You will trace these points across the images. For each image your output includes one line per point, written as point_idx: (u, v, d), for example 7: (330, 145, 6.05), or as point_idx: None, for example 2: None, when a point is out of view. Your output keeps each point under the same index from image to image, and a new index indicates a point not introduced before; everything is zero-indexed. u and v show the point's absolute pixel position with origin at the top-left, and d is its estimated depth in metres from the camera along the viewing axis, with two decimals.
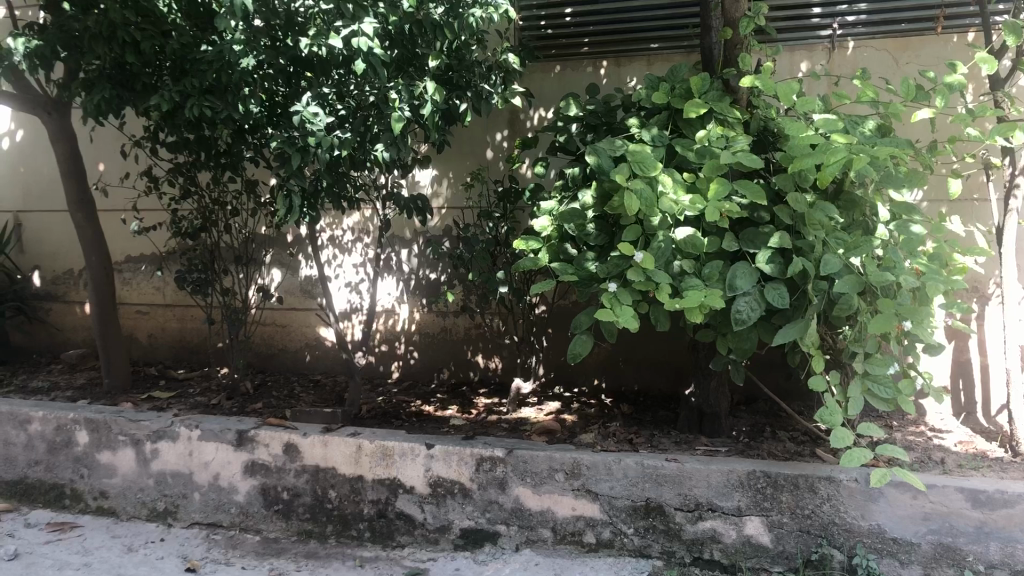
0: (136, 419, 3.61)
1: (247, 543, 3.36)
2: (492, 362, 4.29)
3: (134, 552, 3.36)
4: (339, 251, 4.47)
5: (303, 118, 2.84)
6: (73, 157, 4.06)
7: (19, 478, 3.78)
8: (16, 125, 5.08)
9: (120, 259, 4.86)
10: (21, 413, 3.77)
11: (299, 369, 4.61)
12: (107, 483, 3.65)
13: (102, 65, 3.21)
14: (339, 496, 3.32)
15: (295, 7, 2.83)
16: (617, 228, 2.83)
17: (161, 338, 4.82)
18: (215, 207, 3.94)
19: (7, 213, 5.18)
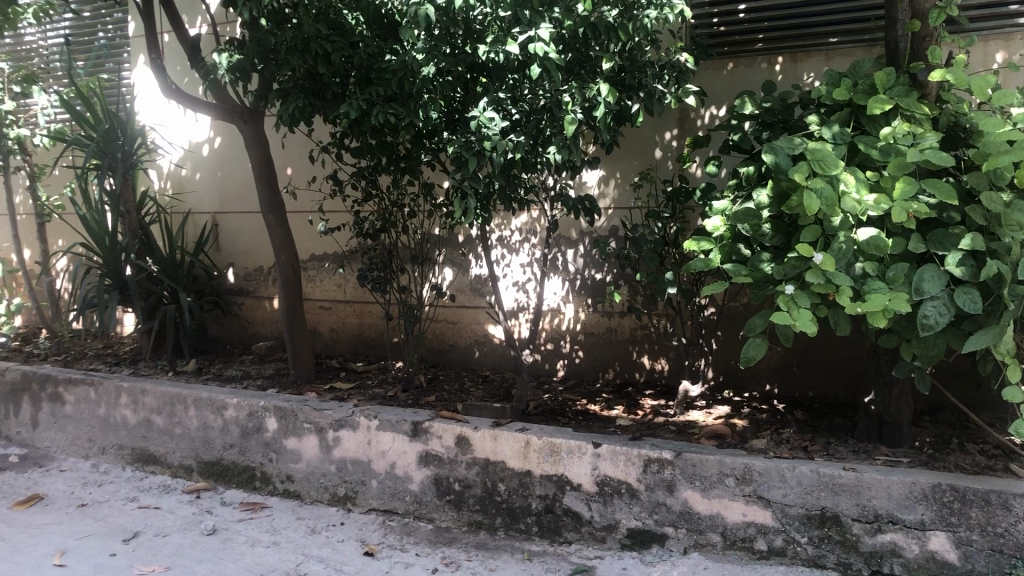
0: (321, 409, 3.84)
1: (421, 531, 3.51)
2: (659, 363, 4.26)
3: (318, 533, 3.57)
4: (508, 251, 4.57)
5: (480, 122, 2.97)
6: (266, 161, 4.34)
7: (217, 459, 4.10)
8: (215, 133, 5.49)
9: (305, 258, 5.15)
10: (218, 399, 4.08)
11: (469, 365, 4.75)
12: (293, 468, 3.89)
13: (296, 76, 3.44)
14: (508, 489, 3.40)
15: (473, 16, 2.96)
16: (795, 228, 2.76)
17: (342, 332, 5.09)
18: (394, 208, 4.11)
19: (206, 214, 5.61)
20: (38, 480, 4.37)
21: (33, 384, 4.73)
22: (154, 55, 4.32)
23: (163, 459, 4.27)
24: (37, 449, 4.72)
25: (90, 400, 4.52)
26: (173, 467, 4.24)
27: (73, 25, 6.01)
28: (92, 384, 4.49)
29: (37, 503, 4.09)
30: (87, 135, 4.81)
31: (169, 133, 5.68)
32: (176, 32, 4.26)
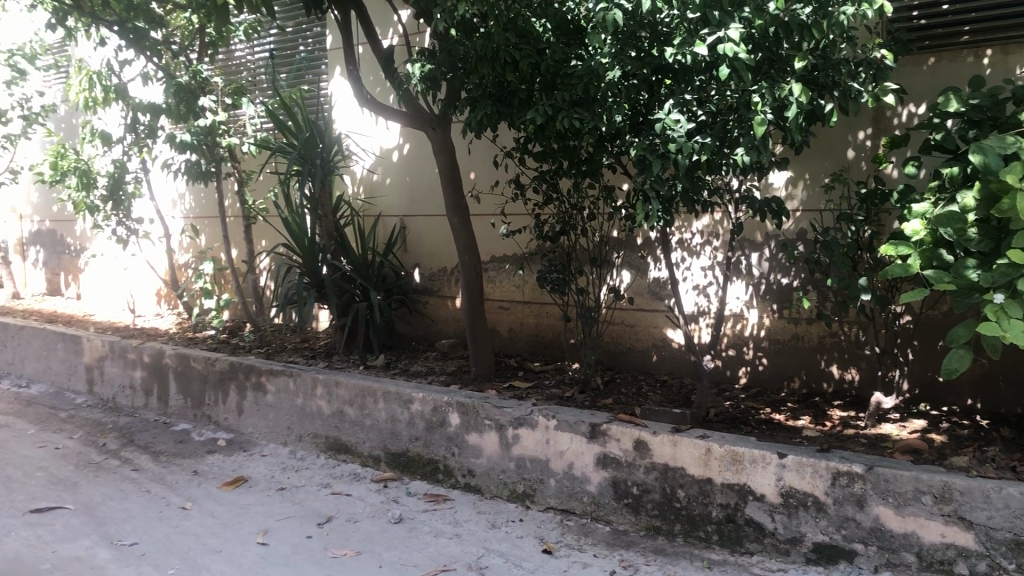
0: (501, 406, 3.94)
1: (599, 532, 3.53)
2: (848, 372, 4.09)
3: (498, 528, 3.67)
4: (688, 254, 4.51)
5: (665, 125, 2.99)
6: (452, 166, 4.49)
7: (403, 451, 4.29)
8: (404, 139, 5.74)
9: (486, 259, 5.28)
10: (404, 393, 4.26)
11: (646, 368, 4.72)
12: (475, 463, 4.01)
13: (485, 84, 3.57)
14: (687, 496, 3.37)
15: (660, 18, 2.99)
16: (1005, 232, 2.57)
17: (520, 331, 5.18)
18: (574, 211, 4.14)
19: (394, 216, 5.87)
20: (243, 463, 4.72)
21: (239, 374, 5.11)
22: (351, 66, 4.59)
23: (353, 449, 4.51)
24: (242, 435, 5.10)
25: (289, 390, 4.83)
26: (362, 456, 4.47)
27: (277, 40, 6.44)
28: (291, 375, 4.80)
29: (242, 484, 4.43)
30: (290, 143, 5.17)
31: (362, 140, 5.99)
32: (371, 45, 4.52)
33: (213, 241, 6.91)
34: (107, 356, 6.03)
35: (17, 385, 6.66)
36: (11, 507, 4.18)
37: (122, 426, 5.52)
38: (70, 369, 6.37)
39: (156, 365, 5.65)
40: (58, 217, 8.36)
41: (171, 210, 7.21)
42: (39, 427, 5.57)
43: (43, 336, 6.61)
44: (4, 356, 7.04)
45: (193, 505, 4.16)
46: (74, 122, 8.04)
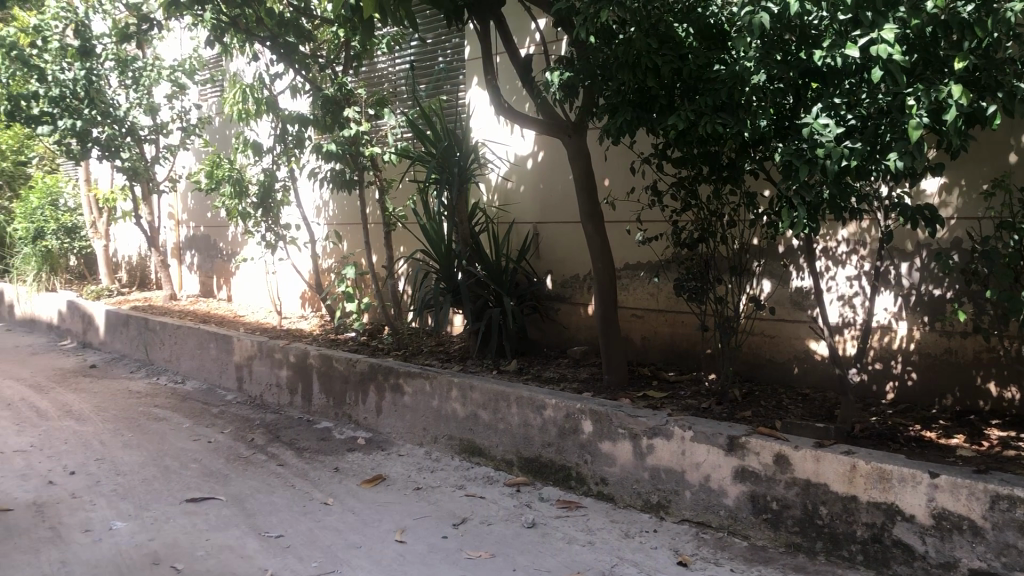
0: (636, 415, 3.90)
1: (736, 547, 3.46)
2: (1008, 391, 3.85)
3: (632, 538, 3.64)
4: (833, 263, 4.36)
5: (812, 129, 2.93)
6: (588, 173, 4.49)
7: (536, 456, 4.31)
8: (539, 147, 5.78)
9: (621, 266, 5.25)
10: (538, 399, 4.28)
11: (786, 381, 4.58)
12: (608, 471, 3.99)
13: (625, 90, 3.58)
14: (830, 513, 3.25)
15: (809, 20, 2.95)
16: None
17: (654, 340, 5.13)
18: (713, 218, 4.07)
19: (528, 223, 5.91)
20: (381, 462, 4.86)
21: (378, 376, 5.27)
22: (491, 76, 4.70)
23: (487, 452, 4.57)
24: (380, 434, 5.26)
25: (426, 392, 4.94)
26: (496, 460, 4.52)
27: (417, 51, 6.62)
28: (428, 377, 4.91)
29: (380, 482, 4.56)
30: (429, 152, 5.31)
31: (499, 148, 6.08)
32: (510, 55, 4.60)
33: (354, 247, 7.15)
34: (256, 355, 6.33)
35: (174, 381, 7.08)
36: (169, 495, 4.46)
37: (268, 423, 5.78)
38: (221, 367, 6.72)
39: (300, 365, 5.90)
40: (212, 223, 8.85)
41: (316, 217, 7.52)
42: (194, 421, 5.91)
43: (198, 335, 7.00)
44: (162, 353, 7.49)
45: (335, 501, 4.32)
46: (228, 133, 8.48)
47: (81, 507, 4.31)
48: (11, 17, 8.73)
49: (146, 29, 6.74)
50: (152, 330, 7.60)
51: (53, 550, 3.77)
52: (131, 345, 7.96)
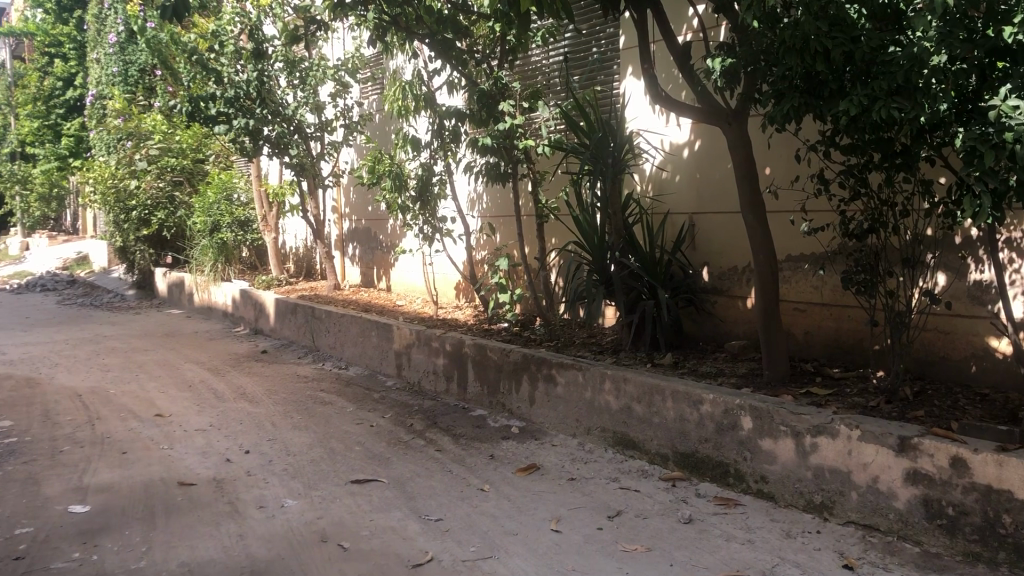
0: (799, 412, 3.77)
1: (907, 553, 3.30)
2: None
3: (794, 538, 3.54)
4: (1018, 255, 4.07)
5: (1000, 112, 2.74)
6: (749, 162, 4.36)
7: (692, 451, 4.25)
8: (696, 136, 5.68)
9: (782, 258, 5.08)
10: (694, 393, 4.21)
11: (962, 380, 4.32)
12: (768, 469, 3.89)
13: (793, 76, 3.47)
14: (1014, 523, 3.05)
15: None
16: None
17: (817, 335, 4.95)
18: (884, 208, 3.88)
19: (683, 215, 5.81)
20: (536, 451, 4.92)
21: (531, 366, 5.32)
22: (648, 65, 4.64)
23: (642, 445, 4.54)
24: (534, 424, 5.31)
25: (578, 383, 4.95)
26: (650, 454, 4.49)
27: (572, 42, 6.61)
28: (581, 369, 4.92)
29: (535, 471, 4.61)
30: (583, 143, 5.30)
31: (654, 138, 6.01)
32: (668, 42, 4.53)
33: (508, 238, 7.24)
34: (414, 344, 6.52)
35: (338, 367, 7.40)
36: (335, 476, 4.67)
37: (426, 409, 5.95)
38: (382, 354, 6.97)
39: (456, 354, 6.04)
40: (373, 216, 9.17)
41: (471, 210, 7.66)
42: (356, 405, 6.16)
43: (359, 324, 7.28)
44: (326, 340, 7.85)
45: (491, 488, 4.40)
46: (387, 129, 8.76)
47: (256, 484, 4.58)
48: (192, 24, 9.33)
49: (313, 30, 7.05)
50: (318, 318, 7.96)
51: (232, 523, 4.03)
52: (298, 332, 8.38)
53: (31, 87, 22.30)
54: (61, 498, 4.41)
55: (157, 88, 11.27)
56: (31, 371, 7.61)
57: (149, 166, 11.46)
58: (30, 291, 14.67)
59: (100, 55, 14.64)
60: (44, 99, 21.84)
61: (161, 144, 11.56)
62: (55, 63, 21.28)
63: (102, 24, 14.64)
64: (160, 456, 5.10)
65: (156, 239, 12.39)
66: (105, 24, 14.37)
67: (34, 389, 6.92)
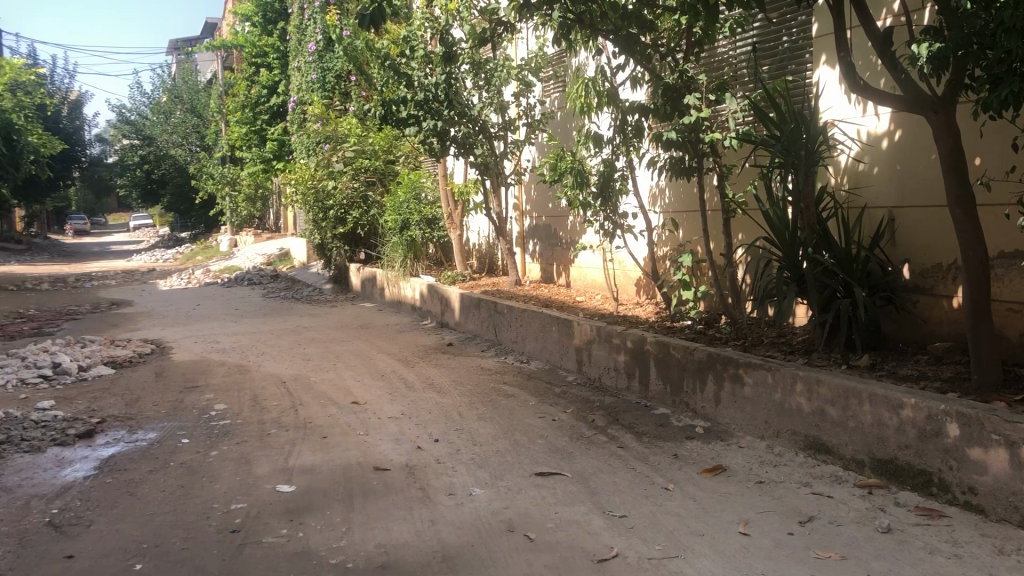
0: (1013, 421, 3.50)
1: None
2: None
3: (1008, 555, 3.29)
4: None
5: None
6: (958, 151, 4.09)
7: (891, 458, 4.04)
8: (897, 126, 5.38)
9: (994, 255, 4.73)
10: (894, 397, 3.99)
11: None
12: (978, 480, 3.64)
13: (1012, 59, 3.25)
14: None
15: None
16: None
17: None
18: None
19: (882, 209, 5.52)
20: (722, 452, 4.82)
21: (717, 365, 5.21)
22: (844, 52, 4.44)
23: (836, 450, 4.35)
24: (720, 424, 5.21)
25: (767, 384, 4.81)
26: (845, 459, 4.30)
27: (760, 32, 6.42)
28: (770, 369, 4.77)
29: (721, 472, 4.53)
30: (773, 135, 5.14)
31: (850, 129, 5.76)
32: (866, 27, 4.31)
33: (692, 234, 7.13)
34: (595, 340, 6.54)
35: (520, 361, 7.54)
36: (521, 468, 4.76)
37: (608, 406, 5.96)
38: (563, 350, 7.04)
39: (639, 351, 6.01)
40: (554, 213, 9.27)
41: (654, 205, 7.60)
42: (539, 399, 6.26)
43: (541, 319, 7.38)
44: (509, 334, 8.01)
45: (675, 487, 4.36)
46: (569, 127, 8.83)
47: (446, 472, 4.75)
48: (384, 31, 9.77)
49: (498, 32, 7.21)
50: (501, 313, 8.14)
51: (424, 509, 4.19)
52: (481, 326, 8.60)
53: (240, 95, 24.05)
54: (270, 477, 4.75)
55: (352, 93, 11.88)
56: (241, 359, 8.22)
57: (345, 167, 12.11)
58: (239, 284, 15.85)
59: (301, 64, 15.57)
60: (251, 106, 23.51)
61: (356, 147, 12.18)
62: (261, 72, 22.79)
63: (303, 35, 15.59)
64: (356, 441, 5.38)
65: (350, 236, 13.06)
66: (306, 33, 15.27)
67: (245, 375, 7.48)
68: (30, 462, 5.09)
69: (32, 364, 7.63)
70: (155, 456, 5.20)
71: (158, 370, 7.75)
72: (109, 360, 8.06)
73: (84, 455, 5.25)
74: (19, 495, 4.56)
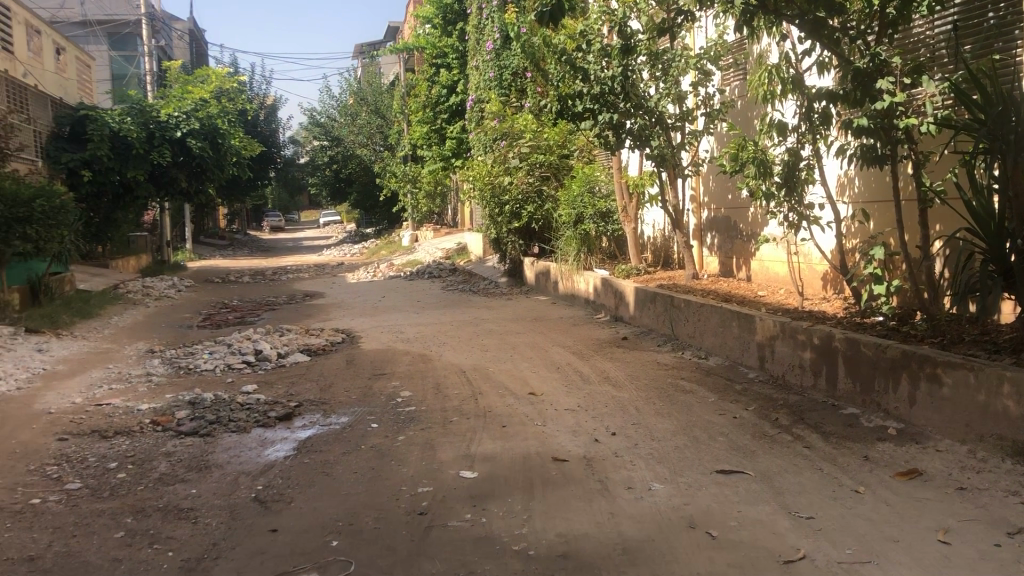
0: None
1: None
2: None
3: None
4: None
5: None
6: None
7: None
8: None
9: None
10: None
11: None
12: None
13: None
14: None
15: None
16: None
17: None
18: None
19: None
20: (918, 455, 4.56)
21: (912, 363, 4.93)
22: None
23: None
24: (915, 426, 4.93)
25: (969, 385, 4.50)
26: None
27: (962, 10, 6.01)
28: (972, 369, 4.47)
29: (917, 477, 4.29)
30: (978, 119, 4.80)
31: None
32: None
33: (885, 226, 6.75)
34: (778, 336, 6.34)
35: (698, 357, 7.42)
36: (701, 464, 4.69)
37: (792, 404, 5.77)
38: (743, 345, 6.87)
39: (826, 348, 5.78)
40: (733, 205, 9.06)
41: (841, 196, 7.27)
42: (718, 395, 6.13)
43: (720, 313, 7.22)
44: (687, 328, 7.89)
45: (866, 490, 4.16)
46: (749, 116, 8.60)
47: (624, 466, 4.75)
48: (561, 26, 9.86)
49: (676, 22, 7.12)
50: (677, 307, 8.03)
51: (603, 501, 4.21)
52: (657, 320, 8.53)
53: (421, 96, 24.94)
54: (453, 463, 4.90)
55: (529, 89, 12.06)
56: (423, 348, 8.53)
57: (520, 163, 12.30)
58: (420, 278, 16.43)
59: (479, 62, 15.92)
60: (433, 106, 24.37)
61: (532, 142, 12.34)
62: (441, 73, 23.54)
63: (482, 35, 15.97)
64: (535, 432, 5.47)
65: (525, 230, 13.24)
66: (484, 32, 15.60)
67: (427, 364, 7.76)
68: (237, 441, 5.49)
69: (237, 350, 8.24)
70: (347, 439, 5.49)
71: (347, 358, 8.18)
72: (304, 347, 8.58)
73: (284, 436, 5.61)
74: (228, 471, 4.93)
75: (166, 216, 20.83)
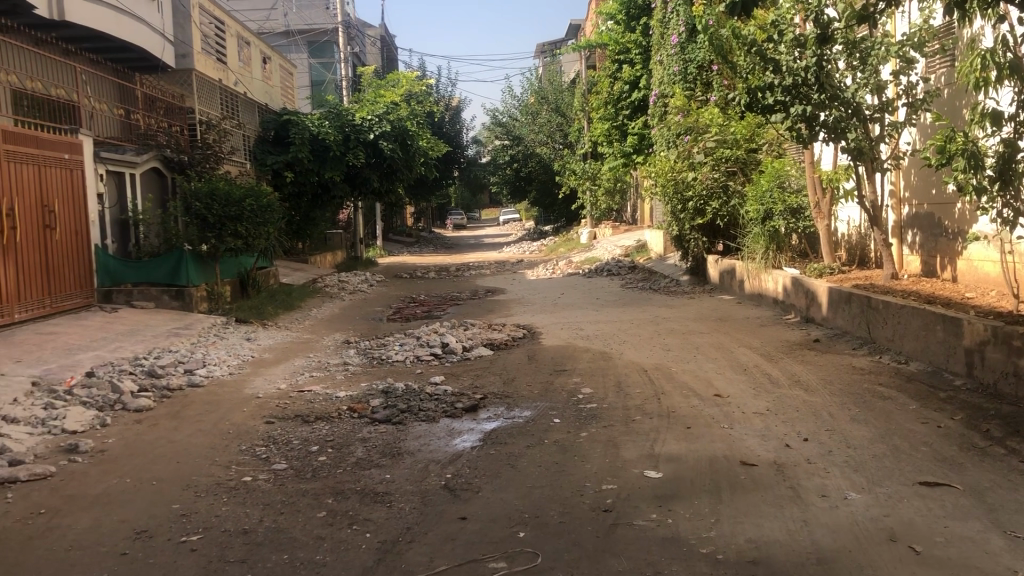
0: None
1: None
2: None
3: None
4: None
5: None
6: None
7: None
8: None
9: None
10: None
11: None
12: None
13: None
14: None
15: None
16: None
17: None
18: None
19: None
20: None
21: None
22: None
23: None
24: None
25: None
26: None
27: None
28: None
29: None
30: None
31: None
32: None
33: None
34: (989, 341, 5.89)
35: (897, 361, 7.01)
36: (902, 475, 4.43)
37: (1006, 414, 5.33)
38: (949, 350, 6.43)
39: None
40: (938, 201, 8.50)
41: None
42: (921, 403, 5.77)
43: (923, 315, 6.79)
44: (885, 331, 7.47)
45: None
46: (956, 105, 8.05)
47: (818, 473, 4.55)
48: (751, 17, 9.59)
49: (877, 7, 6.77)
50: (875, 308, 7.62)
51: (796, 508, 4.06)
52: (852, 322, 8.12)
53: (603, 93, 24.93)
54: (638, 461, 4.87)
55: (715, 82, 11.81)
56: (604, 346, 8.53)
57: (705, 158, 12.11)
58: (600, 276, 16.44)
59: (663, 57, 15.71)
60: (614, 102, 24.29)
61: (717, 137, 12.08)
62: (623, 69, 23.42)
63: (667, 29, 15.75)
64: (722, 434, 5.34)
65: (709, 228, 12.97)
66: (669, 25, 15.39)
67: (608, 362, 7.75)
68: (427, 430, 5.70)
69: (426, 343, 8.55)
70: (531, 433, 5.57)
71: (530, 353, 8.31)
72: (488, 342, 8.78)
73: (471, 427, 5.77)
74: (419, 458, 5.12)
75: (359, 214, 21.90)
